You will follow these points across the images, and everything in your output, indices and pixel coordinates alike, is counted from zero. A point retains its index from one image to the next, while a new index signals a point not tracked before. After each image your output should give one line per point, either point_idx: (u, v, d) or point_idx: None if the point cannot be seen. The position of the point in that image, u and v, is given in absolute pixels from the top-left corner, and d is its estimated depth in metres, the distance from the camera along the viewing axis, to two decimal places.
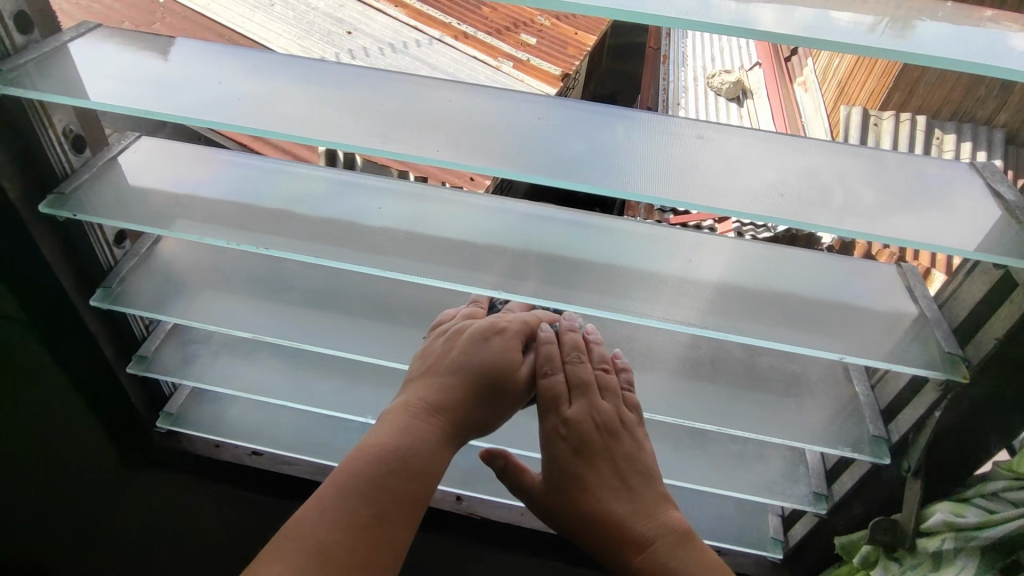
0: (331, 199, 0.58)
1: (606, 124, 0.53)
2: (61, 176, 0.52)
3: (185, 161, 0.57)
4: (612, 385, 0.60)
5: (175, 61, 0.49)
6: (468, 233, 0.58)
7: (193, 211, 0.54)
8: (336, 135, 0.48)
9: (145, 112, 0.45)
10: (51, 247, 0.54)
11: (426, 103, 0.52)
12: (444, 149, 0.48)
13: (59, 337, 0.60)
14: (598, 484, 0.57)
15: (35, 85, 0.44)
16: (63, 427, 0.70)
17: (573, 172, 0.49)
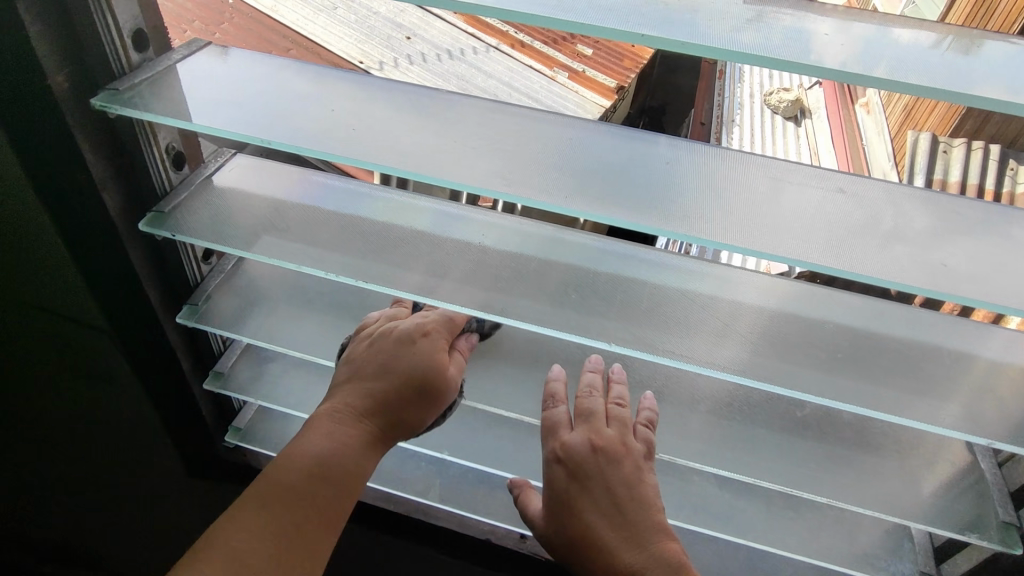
0: (433, 232, 0.57)
1: (692, 164, 0.52)
2: (159, 194, 0.51)
3: (281, 181, 0.57)
4: (624, 416, 0.61)
5: (287, 87, 0.50)
6: (561, 272, 0.57)
7: (296, 239, 0.54)
8: (439, 170, 0.47)
9: (262, 141, 0.45)
10: (145, 266, 0.53)
11: (530, 140, 0.51)
12: (519, 183, 0.47)
13: (142, 351, 0.60)
14: (587, 509, 0.60)
15: (151, 106, 0.43)
16: (138, 433, 0.71)
17: (669, 218, 0.47)
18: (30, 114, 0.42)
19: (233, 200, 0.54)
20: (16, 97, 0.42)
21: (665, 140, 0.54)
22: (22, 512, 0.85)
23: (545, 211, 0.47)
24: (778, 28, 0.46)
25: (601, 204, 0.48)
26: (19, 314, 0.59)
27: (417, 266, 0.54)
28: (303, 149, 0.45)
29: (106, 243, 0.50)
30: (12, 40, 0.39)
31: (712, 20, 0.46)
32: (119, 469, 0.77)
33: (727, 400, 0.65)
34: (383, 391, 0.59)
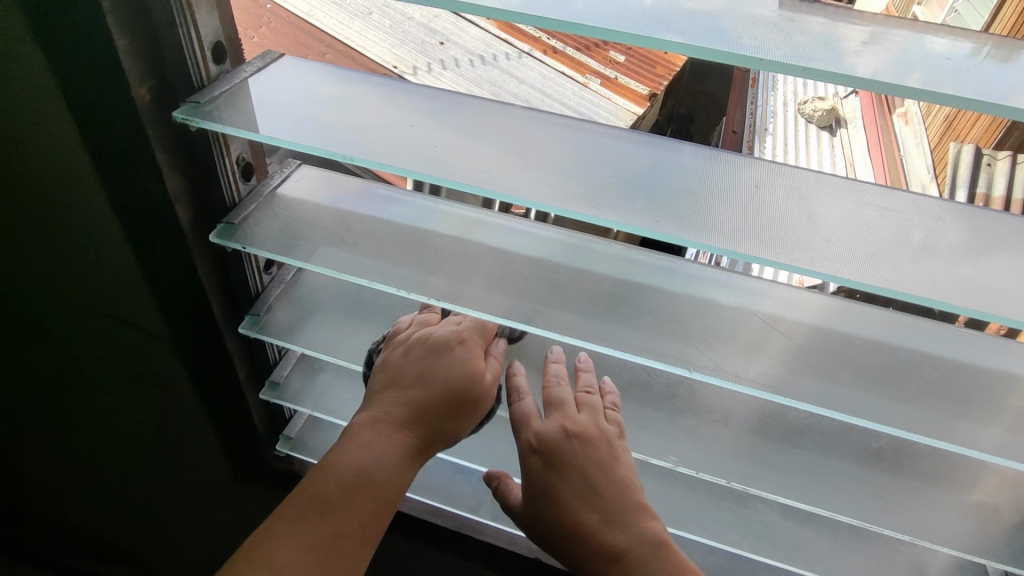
0: (500, 249, 0.56)
1: (712, 173, 0.50)
2: (228, 206, 0.51)
3: (346, 194, 0.57)
4: (593, 401, 0.60)
5: (359, 102, 0.49)
6: (630, 293, 0.56)
7: (363, 252, 0.53)
8: (511, 186, 0.46)
9: (344, 158, 0.45)
10: (212, 277, 0.53)
11: (593, 156, 0.50)
12: (584, 200, 0.46)
13: (204, 360, 0.60)
14: (566, 493, 0.59)
15: (231, 120, 0.44)
16: (189, 437, 0.71)
17: (716, 227, 0.46)
18: (113, 128, 0.43)
19: (303, 213, 0.54)
20: (104, 113, 0.42)
21: (672, 146, 0.52)
22: (81, 507, 0.87)
23: (598, 225, 0.45)
24: (818, 39, 0.44)
25: (654, 216, 0.46)
26: (85, 320, 0.59)
27: (488, 284, 0.54)
28: (384, 166, 0.45)
29: (179, 256, 0.50)
30: (101, 56, 0.39)
31: (748, 29, 0.44)
32: (175, 472, 0.78)
33: (794, 425, 0.63)
34: (421, 395, 0.58)
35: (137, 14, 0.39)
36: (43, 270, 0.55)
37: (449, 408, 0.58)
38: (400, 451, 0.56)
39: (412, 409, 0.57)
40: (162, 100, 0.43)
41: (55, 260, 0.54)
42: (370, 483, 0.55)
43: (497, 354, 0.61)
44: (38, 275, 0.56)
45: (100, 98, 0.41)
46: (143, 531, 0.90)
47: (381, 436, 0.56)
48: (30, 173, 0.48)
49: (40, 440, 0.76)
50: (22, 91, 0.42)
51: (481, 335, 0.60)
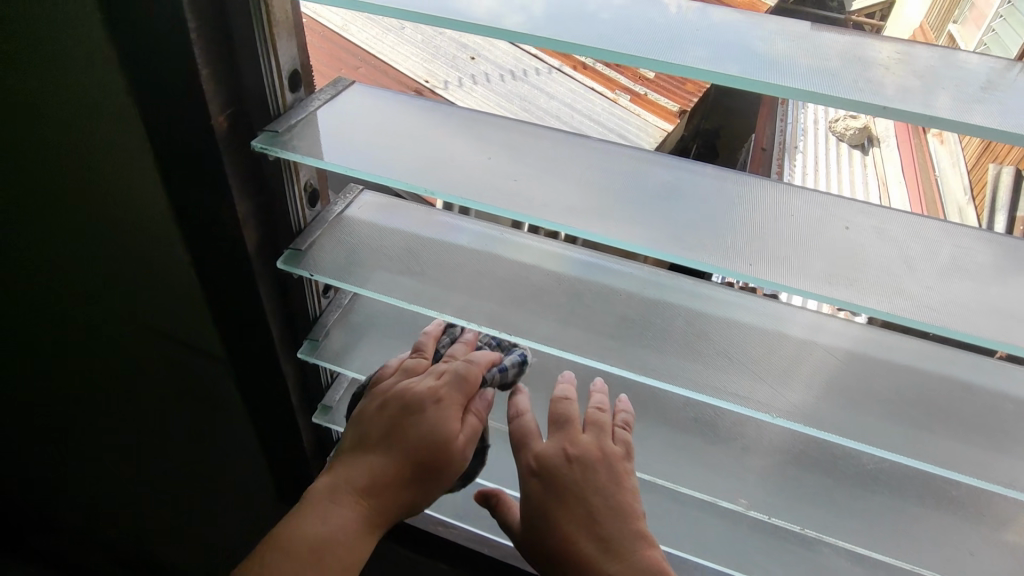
0: (571, 279, 0.52)
1: (767, 203, 0.44)
2: (294, 232, 0.49)
3: (411, 221, 0.54)
4: (603, 421, 0.56)
5: (432, 129, 0.46)
6: (714, 333, 0.50)
7: (436, 282, 0.50)
8: (588, 218, 0.42)
9: (427, 192, 0.42)
10: (271, 301, 0.52)
11: (667, 188, 0.45)
12: (659, 234, 0.42)
13: (261, 381, 0.59)
14: (565, 520, 0.54)
15: (309, 149, 0.42)
16: (243, 449, 0.71)
17: (757, 264, 0.40)
18: (185, 152, 0.42)
19: (367, 237, 0.51)
20: (180, 138, 0.41)
21: (727, 176, 0.46)
22: (142, 511, 0.89)
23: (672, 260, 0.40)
24: (826, 67, 0.36)
25: (729, 252, 0.41)
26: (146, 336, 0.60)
27: (559, 317, 0.50)
28: (466, 201, 0.42)
29: (242, 277, 0.49)
30: (174, 78, 0.38)
31: (765, 52, 0.37)
32: (230, 484, 0.78)
33: (869, 470, 0.57)
34: (393, 470, 0.52)
35: (218, 37, 0.38)
36: (112, 287, 0.56)
37: (416, 480, 0.53)
38: (364, 521, 0.52)
39: (378, 480, 0.52)
40: (237, 124, 0.41)
41: (124, 277, 0.54)
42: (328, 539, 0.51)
43: (479, 409, 0.55)
44: (107, 291, 0.56)
45: (177, 122, 0.40)
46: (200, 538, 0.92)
47: (344, 513, 0.52)
48: (106, 193, 0.48)
49: (100, 449, 0.78)
50: (104, 115, 0.43)
51: (461, 393, 0.54)
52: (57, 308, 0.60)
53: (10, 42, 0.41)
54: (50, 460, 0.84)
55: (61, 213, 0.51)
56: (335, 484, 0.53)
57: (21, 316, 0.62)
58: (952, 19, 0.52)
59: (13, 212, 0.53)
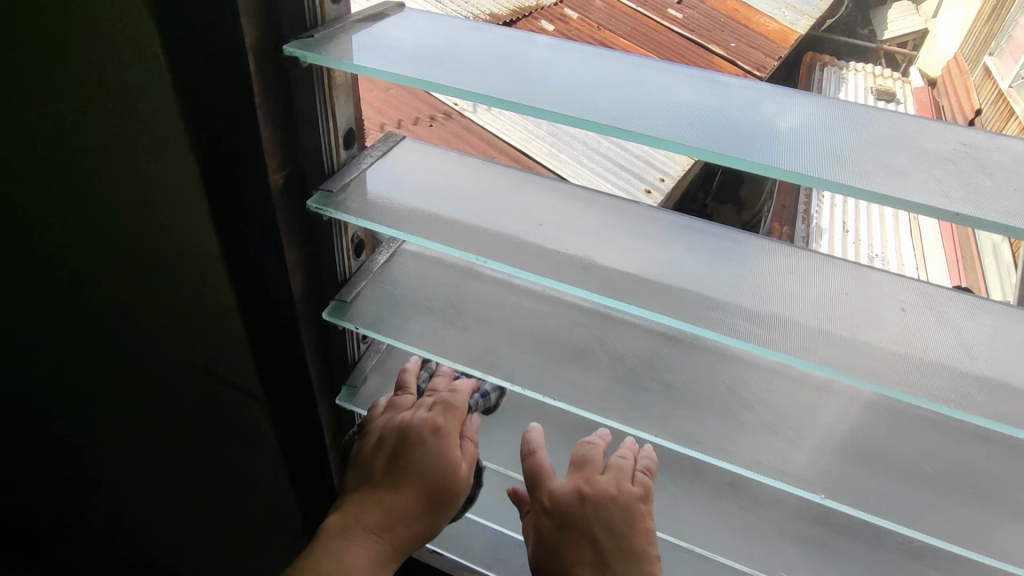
0: (616, 339, 0.49)
1: (798, 274, 0.41)
2: (338, 282, 0.49)
3: (452, 276, 0.51)
4: (622, 464, 0.56)
5: (478, 186, 0.46)
6: (763, 406, 0.47)
7: (479, 339, 0.48)
8: (610, 284, 0.40)
9: (476, 260, 0.40)
10: (309, 349, 0.52)
11: (675, 255, 0.42)
12: (670, 301, 0.39)
13: (296, 424, 0.60)
14: (573, 558, 0.56)
15: (362, 209, 0.42)
16: (281, 487, 0.72)
17: (782, 341, 0.37)
18: (240, 207, 0.43)
19: (407, 288, 0.50)
20: (237, 201, 0.43)
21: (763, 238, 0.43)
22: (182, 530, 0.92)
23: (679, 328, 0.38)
24: (846, 151, 0.34)
25: (739, 321, 0.38)
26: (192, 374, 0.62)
27: (605, 379, 0.47)
28: (518, 270, 0.40)
29: (284, 326, 0.50)
30: (231, 137, 0.39)
31: (787, 121, 0.36)
32: (266, 514, 0.79)
33: (914, 546, 0.54)
34: (396, 511, 0.54)
35: (279, 97, 0.38)
36: (161, 328, 0.58)
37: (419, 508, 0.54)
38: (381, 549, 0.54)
39: (385, 511, 0.54)
40: (292, 187, 0.42)
41: (172, 320, 0.56)
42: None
43: (472, 435, 0.55)
44: (156, 331, 0.58)
45: (234, 186, 0.42)
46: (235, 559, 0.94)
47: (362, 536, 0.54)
48: (158, 244, 0.50)
49: (152, 473, 0.81)
50: (163, 174, 0.44)
51: (455, 421, 0.54)
52: (109, 343, 0.63)
53: (78, 107, 0.43)
54: (97, 477, 0.87)
55: (116, 259, 0.53)
56: (350, 519, 0.54)
57: (77, 348, 0.65)
58: (989, 49, 0.50)
59: (73, 256, 0.55)
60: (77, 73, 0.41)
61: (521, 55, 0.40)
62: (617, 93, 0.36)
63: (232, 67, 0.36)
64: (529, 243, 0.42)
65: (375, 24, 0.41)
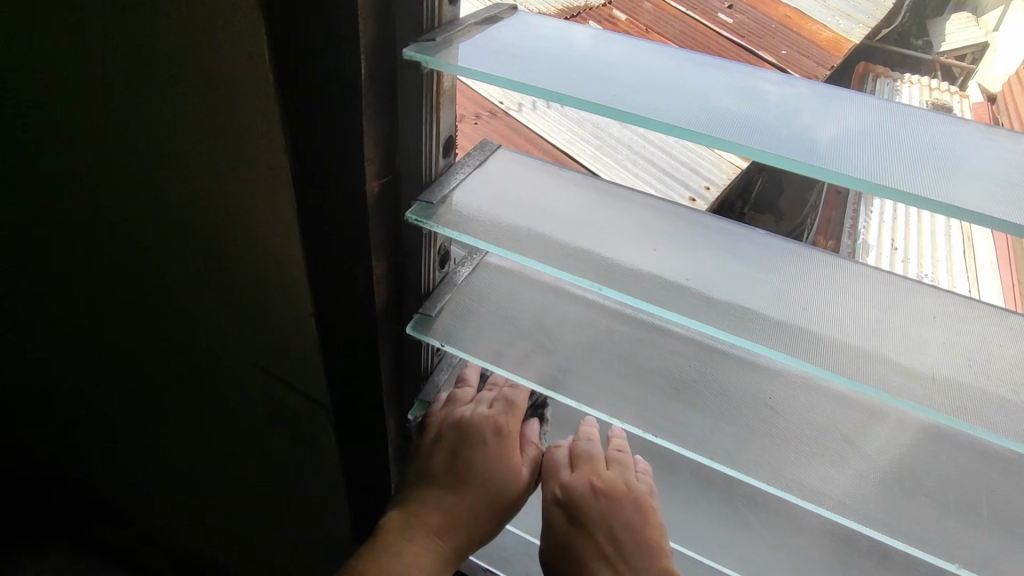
0: (714, 370, 0.45)
1: (849, 288, 0.38)
2: (423, 294, 0.47)
3: (543, 294, 0.49)
4: (625, 457, 0.53)
5: (579, 202, 0.43)
6: (868, 445, 0.42)
7: (575, 367, 0.45)
8: (692, 303, 0.38)
9: (592, 286, 0.38)
10: (383, 360, 0.50)
11: (720, 259, 0.40)
12: (722, 311, 0.37)
13: (362, 439, 0.58)
14: (588, 552, 0.51)
15: (462, 221, 0.40)
16: (341, 494, 0.70)
17: (859, 371, 0.35)
18: (329, 213, 0.41)
19: (491, 302, 0.48)
20: (328, 215, 0.41)
21: (803, 246, 0.41)
22: (237, 529, 0.92)
23: (726, 339, 0.36)
24: (903, 156, 0.33)
25: (788, 336, 0.36)
26: (259, 378, 0.61)
27: (712, 420, 0.43)
28: (638, 301, 0.38)
29: (363, 335, 0.48)
30: (328, 142, 0.38)
31: (830, 125, 0.35)
32: (324, 520, 0.78)
33: None
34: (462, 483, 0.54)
35: (383, 100, 0.37)
36: (236, 334, 0.57)
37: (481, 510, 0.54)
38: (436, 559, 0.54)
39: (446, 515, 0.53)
40: (386, 196, 0.41)
41: (249, 328, 0.56)
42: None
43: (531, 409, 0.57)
44: (231, 337, 0.58)
45: (327, 201, 0.41)
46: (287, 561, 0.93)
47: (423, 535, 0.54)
48: (243, 254, 0.49)
49: (213, 470, 0.81)
50: (257, 185, 0.43)
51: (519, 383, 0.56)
52: (184, 345, 0.63)
53: (178, 116, 0.42)
54: (159, 470, 0.89)
55: (201, 266, 0.53)
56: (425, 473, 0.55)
57: (151, 347, 0.66)
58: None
59: (157, 260, 0.55)
60: (169, 79, 0.40)
61: (636, 74, 0.37)
62: (684, 100, 0.35)
63: (336, 68, 0.34)
64: (634, 267, 0.39)
65: (490, 28, 0.39)
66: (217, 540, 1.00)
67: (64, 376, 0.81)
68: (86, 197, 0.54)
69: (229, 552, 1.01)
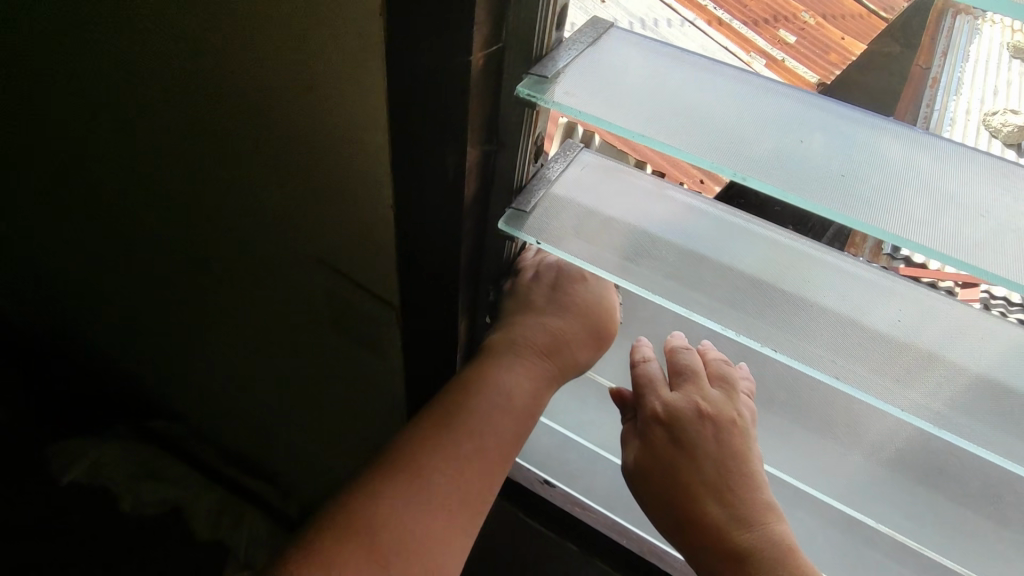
0: (815, 282, 0.44)
1: (992, 186, 0.35)
2: (515, 189, 0.45)
3: (640, 197, 0.47)
4: (732, 377, 0.50)
5: (706, 84, 0.39)
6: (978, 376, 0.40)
7: (670, 272, 0.44)
8: (825, 190, 0.35)
9: (734, 175, 0.35)
10: (467, 258, 0.48)
11: (843, 145, 0.37)
12: (855, 200, 0.34)
13: (431, 343, 0.56)
14: (690, 478, 0.48)
15: (578, 100, 0.37)
16: (402, 399, 0.70)
17: (988, 258, 0.32)
18: (431, 92, 0.37)
19: (589, 202, 0.46)
20: (426, 91, 0.37)
21: (913, 130, 0.38)
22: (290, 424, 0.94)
23: (858, 229, 0.33)
24: None
25: (926, 228, 0.33)
26: (328, 275, 0.59)
27: (827, 342, 0.41)
28: (787, 196, 0.34)
29: (452, 233, 0.45)
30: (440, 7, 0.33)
31: None
32: (380, 423, 0.78)
33: None
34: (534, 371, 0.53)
35: None
36: (308, 224, 0.55)
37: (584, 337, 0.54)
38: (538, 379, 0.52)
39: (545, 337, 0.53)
40: (491, 67, 0.37)
41: (322, 219, 0.53)
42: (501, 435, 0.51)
43: None
44: (302, 226, 0.55)
45: (426, 74, 0.37)
46: (337, 459, 0.95)
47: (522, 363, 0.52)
48: (325, 135, 0.45)
49: (272, 366, 0.81)
50: (346, 53, 0.39)
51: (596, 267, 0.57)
52: (254, 233, 0.61)
53: None
54: (218, 360, 0.90)
55: (276, 147, 0.50)
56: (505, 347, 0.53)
57: (220, 233, 0.64)
58: None
59: (232, 138, 0.52)
60: None
61: None
62: None
63: None
64: (763, 154, 0.36)
65: None
66: (269, 437, 1.03)
67: (131, 256, 0.81)
68: (156, 65, 0.50)
69: (280, 449, 1.04)
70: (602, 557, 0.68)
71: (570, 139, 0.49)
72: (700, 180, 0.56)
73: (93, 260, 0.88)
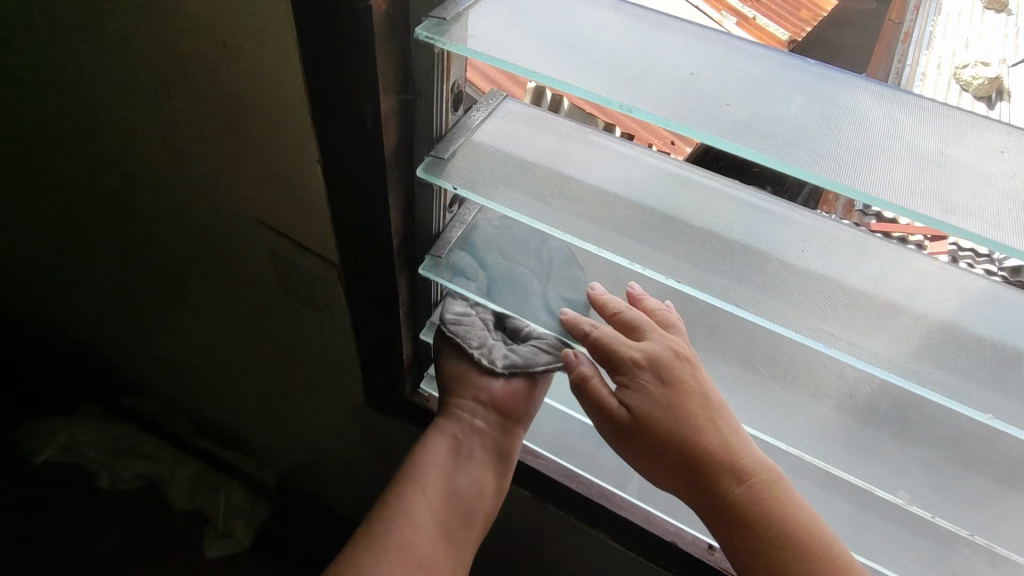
0: (734, 222, 0.46)
1: (888, 120, 0.36)
2: (436, 138, 0.45)
3: (562, 146, 0.48)
4: (676, 323, 0.51)
5: (605, 26, 0.39)
6: (919, 311, 0.42)
7: (583, 211, 0.45)
8: (716, 121, 0.35)
9: (621, 107, 0.35)
10: (394, 210, 0.48)
11: (740, 80, 0.37)
12: (746, 130, 0.35)
13: (369, 300, 0.57)
14: (689, 416, 0.46)
15: (477, 41, 0.38)
16: (352, 358, 0.71)
17: (894, 185, 0.33)
18: (332, 43, 0.37)
19: (512, 150, 0.47)
20: (328, 40, 0.37)
21: (814, 69, 0.39)
22: (250, 390, 0.94)
23: (748, 157, 0.34)
24: None
25: (820, 159, 0.34)
26: (264, 238, 0.59)
27: (737, 278, 0.43)
28: (671, 123, 0.35)
29: (372, 186, 0.46)
30: None
31: None
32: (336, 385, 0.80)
33: None
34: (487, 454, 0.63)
35: None
36: (239, 186, 0.55)
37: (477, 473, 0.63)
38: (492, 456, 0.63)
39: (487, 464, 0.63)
40: (392, 11, 0.37)
41: (249, 179, 0.53)
42: (465, 505, 0.61)
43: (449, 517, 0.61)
44: (233, 187, 0.55)
45: (327, 23, 0.37)
46: (301, 423, 0.96)
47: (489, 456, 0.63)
48: (239, 90, 0.45)
49: (227, 333, 0.82)
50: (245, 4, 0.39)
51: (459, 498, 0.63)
52: (187, 196, 0.60)
53: None
54: (175, 330, 0.90)
55: (193, 105, 0.49)
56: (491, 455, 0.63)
57: (157, 199, 0.64)
58: None
59: (151, 98, 0.51)
60: None
61: None
62: None
63: None
64: (656, 88, 0.36)
65: None
66: (235, 406, 1.04)
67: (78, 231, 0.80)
68: (67, 21, 0.49)
69: (247, 417, 1.05)
70: (552, 501, 0.71)
71: (491, 90, 0.50)
72: (670, 143, 0.58)
73: (37, 232, 0.86)
